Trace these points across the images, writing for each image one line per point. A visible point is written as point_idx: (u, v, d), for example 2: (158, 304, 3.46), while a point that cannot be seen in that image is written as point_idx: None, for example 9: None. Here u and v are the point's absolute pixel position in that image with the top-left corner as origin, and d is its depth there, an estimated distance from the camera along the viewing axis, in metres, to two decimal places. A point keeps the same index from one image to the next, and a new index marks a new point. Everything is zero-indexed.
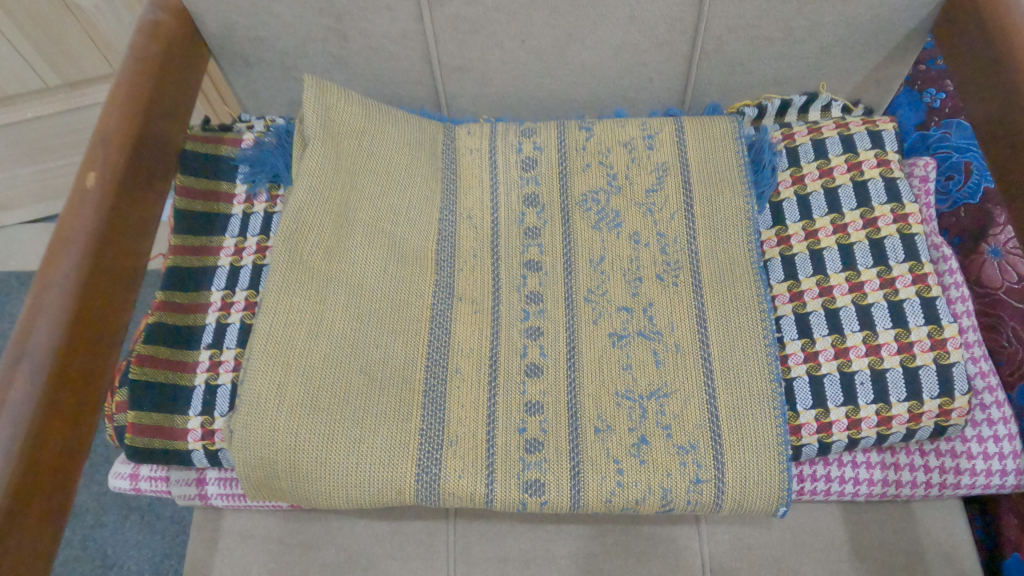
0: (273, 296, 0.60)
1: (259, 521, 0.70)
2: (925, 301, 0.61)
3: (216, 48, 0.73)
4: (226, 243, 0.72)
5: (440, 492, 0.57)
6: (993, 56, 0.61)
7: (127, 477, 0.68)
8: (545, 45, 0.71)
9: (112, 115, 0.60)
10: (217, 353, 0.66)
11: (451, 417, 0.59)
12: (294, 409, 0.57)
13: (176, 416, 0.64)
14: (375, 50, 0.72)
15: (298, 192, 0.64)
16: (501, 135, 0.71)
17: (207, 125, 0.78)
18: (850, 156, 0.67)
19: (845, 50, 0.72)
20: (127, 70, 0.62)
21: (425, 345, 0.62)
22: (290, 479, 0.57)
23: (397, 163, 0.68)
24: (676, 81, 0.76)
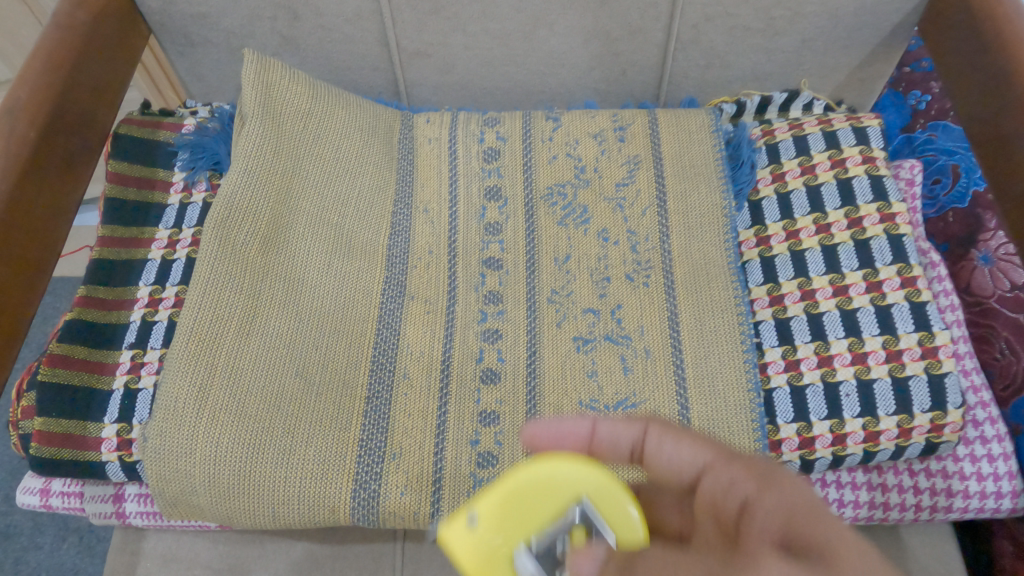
0: (197, 289, 0.53)
1: (185, 544, 0.62)
2: (914, 306, 0.56)
3: (156, 25, 0.68)
4: (159, 235, 0.66)
5: (380, 512, 0.51)
6: (982, 49, 0.57)
7: (36, 493, 0.61)
8: (511, 30, 0.66)
9: (24, 87, 0.53)
10: (140, 354, 0.60)
11: (396, 427, 0.53)
12: (217, 414, 0.50)
13: (90, 424, 0.57)
14: (327, 31, 0.67)
15: (233, 176, 0.57)
16: (462, 124, 0.66)
17: (146, 109, 0.72)
18: (833, 152, 0.63)
19: (828, 44, 0.68)
20: (47, 38, 0.56)
21: (371, 346, 0.56)
22: (209, 495, 0.50)
23: (347, 150, 0.63)
24: (651, 73, 0.72)
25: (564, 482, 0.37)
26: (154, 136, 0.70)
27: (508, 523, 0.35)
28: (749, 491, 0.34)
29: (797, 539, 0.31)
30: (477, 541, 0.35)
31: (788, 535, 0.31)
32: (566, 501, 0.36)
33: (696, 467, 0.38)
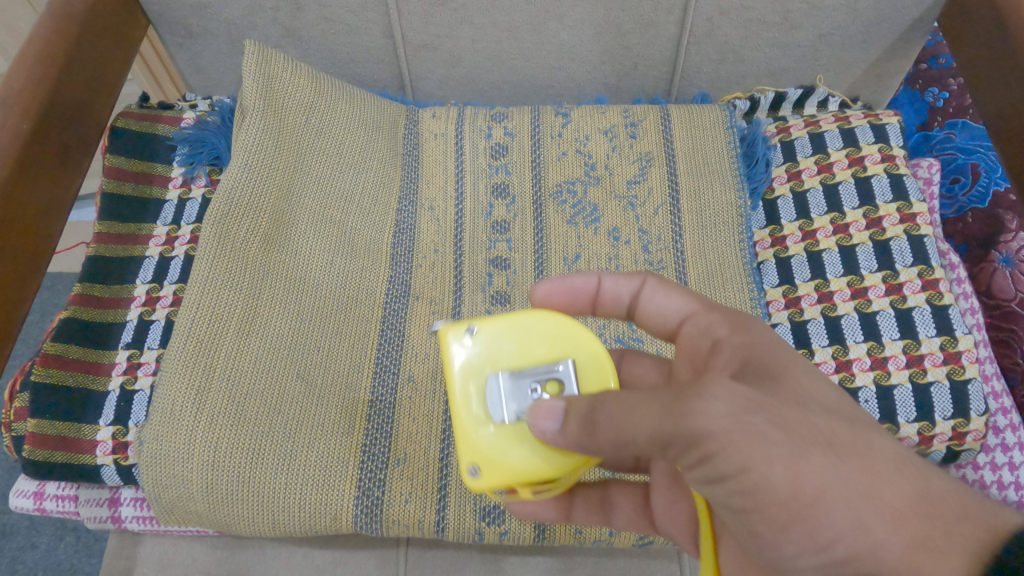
0: (196, 288, 0.51)
1: (182, 549, 0.61)
2: (935, 310, 0.54)
3: (155, 15, 0.66)
4: (157, 231, 0.64)
5: (382, 521, 0.49)
6: (1002, 43, 0.54)
7: (30, 496, 0.59)
8: (520, 22, 0.64)
9: (18, 76, 0.51)
10: (136, 354, 0.58)
11: (401, 432, 0.51)
12: (216, 418, 0.48)
13: (85, 426, 0.55)
14: (331, 22, 0.65)
15: (232, 171, 0.55)
16: (469, 119, 0.65)
17: (145, 102, 0.70)
18: (851, 150, 0.61)
19: (845, 39, 0.66)
20: (43, 27, 0.54)
21: (374, 348, 0.54)
22: (207, 502, 0.48)
23: (351, 145, 0.61)
24: (662, 68, 0.70)
25: (552, 338, 0.38)
26: (152, 130, 0.68)
27: (495, 357, 0.38)
28: (725, 333, 0.35)
29: (761, 367, 0.32)
30: (465, 364, 0.37)
31: (748, 366, 0.32)
32: (552, 355, 0.38)
33: (677, 316, 0.39)
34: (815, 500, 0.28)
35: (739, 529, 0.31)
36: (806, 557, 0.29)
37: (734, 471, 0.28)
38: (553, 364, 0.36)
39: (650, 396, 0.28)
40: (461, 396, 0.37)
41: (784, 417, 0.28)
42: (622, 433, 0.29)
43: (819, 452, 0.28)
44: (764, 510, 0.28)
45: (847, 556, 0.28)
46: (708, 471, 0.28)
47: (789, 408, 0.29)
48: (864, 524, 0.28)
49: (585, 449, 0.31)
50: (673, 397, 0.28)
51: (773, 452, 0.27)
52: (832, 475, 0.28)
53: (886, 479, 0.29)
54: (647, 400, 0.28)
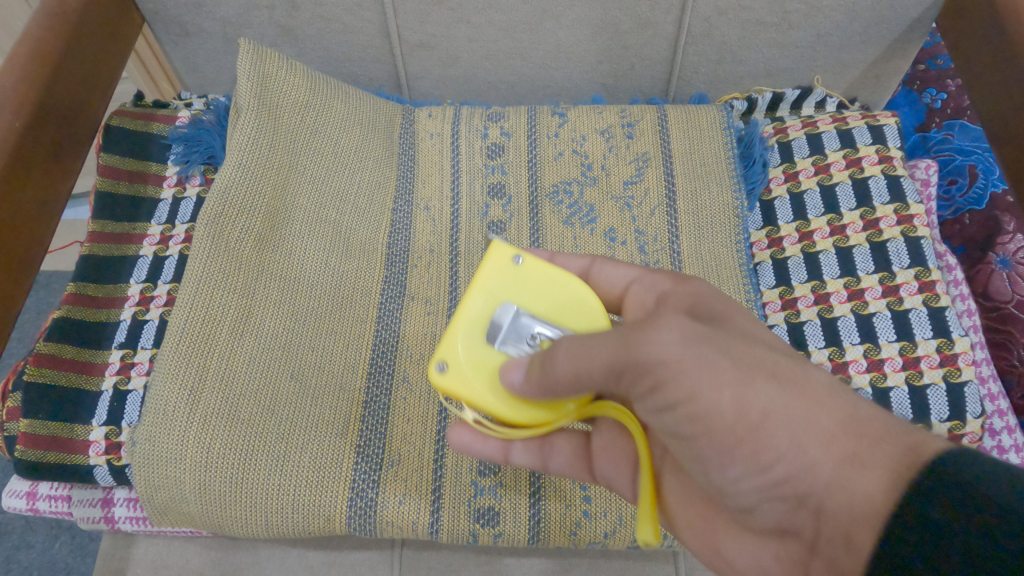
0: (189, 288, 0.51)
1: (175, 549, 0.61)
2: (932, 311, 0.54)
3: (151, 13, 0.66)
4: (151, 230, 0.64)
5: (377, 523, 0.48)
6: (1001, 43, 0.54)
7: (23, 496, 0.59)
8: (517, 22, 0.64)
9: (11, 74, 0.51)
10: (130, 354, 0.58)
11: (395, 433, 0.51)
12: (208, 419, 0.47)
13: (77, 427, 0.55)
14: (327, 21, 0.65)
15: (226, 171, 0.54)
16: (465, 118, 0.64)
17: (139, 100, 0.70)
18: (848, 152, 0.61)
19: (843, 40, 0.66)
20: (36, 25, 0.54)
21: (369, 348, 0.54)
22: (200, 503, 0.47)
23: (346, 144, 0.61)
24: (660, 68, 0.70)
25: (576, 317, 0.43)
26: (147, 129, 0.68)
27: (522, 292, 0.43)
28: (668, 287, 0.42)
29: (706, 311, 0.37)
30: (497, 280, 0.43)
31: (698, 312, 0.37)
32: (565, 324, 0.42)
33: (625, 282, 0.46)
34: (756, 422, 0.32)
35: (688, 456, 0.35)
36: (749, 478, 0.34)
37: (682, 397, 0.32)
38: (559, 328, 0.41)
39: (602, 337, 0.33)
40: (478, 295, 0.43)
41: (732, 349, 0.33)
42: (580, 368, 0.33)
43: (762, 381, 0.32)
44: (712, 433, 0.33)
45: (785, 476, 0.33)
46: (659, 398, 0.33)
47: (736, 343, 0.33)
48: (800, 446, 0.32)
49: (548, 390, 0.36)
50: (620, 335, 0.33)
51: (715, 383, 0.32)
52: (773, 399, 0.32)
53: (819, 404, 0.32)
54: (600, 341, 0.33)
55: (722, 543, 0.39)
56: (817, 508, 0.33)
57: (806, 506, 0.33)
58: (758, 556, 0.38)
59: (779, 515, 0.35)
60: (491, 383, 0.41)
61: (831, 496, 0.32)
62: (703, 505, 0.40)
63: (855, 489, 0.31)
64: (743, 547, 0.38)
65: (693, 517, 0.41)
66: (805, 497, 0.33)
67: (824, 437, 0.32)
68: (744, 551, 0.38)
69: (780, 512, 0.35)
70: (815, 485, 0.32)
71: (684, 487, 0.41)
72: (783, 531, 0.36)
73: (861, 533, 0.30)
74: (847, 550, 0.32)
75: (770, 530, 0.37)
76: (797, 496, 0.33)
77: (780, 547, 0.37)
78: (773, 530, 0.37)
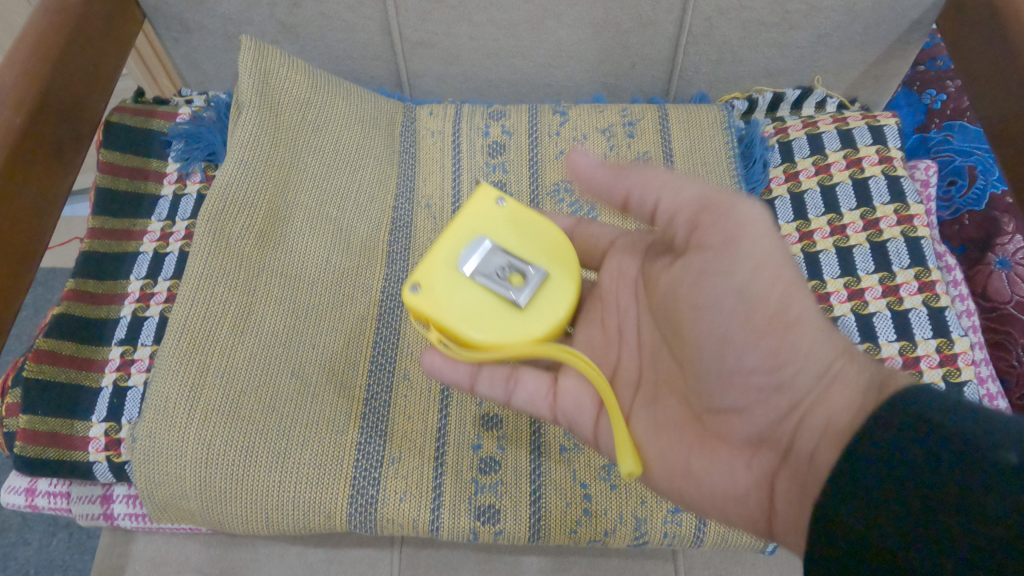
0: (190, 285, 0.51)
1: (175, 546, 0.60)
2: (932, 311, 0.54)
3: (152, 9, 0.66)
4: (151, 227, 0.64)
5: (377, 520, 0.48)
6: (1001, 43, 0.54)
7: (22, 492, 0.58)
8: (518, 20, 0.64)
9: (11, 70, 0.50)
10: (130, 350, 0.58)
11: (396, 431, 0.51)
12: (209, 416, 0.47)
13: (77, 424, 0.55)
14: (328, 19, 0.65)
15: (227, 167, 0.55)
16: (466, 117, 0.65)
17: (140, 97, 0.70)
18: (849, 152, 0.61)
19: (843, 40, 0.66)
20: (37, 22, 0.54)
21: (370, 346, 0.54)
22: (200, 499, 0.47)
23: (347, 142, 0.61)
24: (661, 68, 0.70)
25: (548, 258, 0.44)
26: (148, 126, 0.68)
27: (497, 230, 0.45)
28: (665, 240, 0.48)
29: None
30: (473, 218, 0.45)
31: None
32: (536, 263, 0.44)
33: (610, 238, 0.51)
34: (789, 319, 0.37)
35: (709, 337, 0.38)
36: (760, 371, 0.37)
37: (742, 262, 0.37)
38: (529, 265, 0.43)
39: (706, 185, 0.39)
40: (452, 230, 0.44)
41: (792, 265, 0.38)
42: (670, 195, 0.40)
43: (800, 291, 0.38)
44: (754, 310, 0.37)
45: (789, 379, 0.37)
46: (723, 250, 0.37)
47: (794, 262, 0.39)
48: (815, 354, 0.37)
49: (632, 192, 0.41)
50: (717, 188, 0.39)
51: (772, 267, 0.37)
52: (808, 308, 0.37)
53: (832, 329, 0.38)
54: (698, 185, 0.40)
55: (695, 462, 0.41)
56: (801, 417, 0.37)
57: (792, 412, 0.37)
58: (730, 472, 0.40)
59: (763, 423, 0.39)
60: (459, 311, 0.41)
61: (818, 408, 0.36)
62: (682, 427, 0.42)
63: (838, 401, 0.36)
64: (717, 464, 0.40)
65: (662, 443, 0.42)
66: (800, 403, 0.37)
67: (831, 352, 0.37)
68: (717, 469, 0.40)
69: (764, 421, 0.39)
70: (810, 393, 0.37)
71: (655, 418, 0.43)
72: (759, 443, 0.39)
73: (829, 446, 0.35)
74: (814, 459, 0.36)
75: (743, 440, 0.40)
76: (789, 403, 0.38)
77: (751, 459, 0.39)
78: (745, 442, 0.40)
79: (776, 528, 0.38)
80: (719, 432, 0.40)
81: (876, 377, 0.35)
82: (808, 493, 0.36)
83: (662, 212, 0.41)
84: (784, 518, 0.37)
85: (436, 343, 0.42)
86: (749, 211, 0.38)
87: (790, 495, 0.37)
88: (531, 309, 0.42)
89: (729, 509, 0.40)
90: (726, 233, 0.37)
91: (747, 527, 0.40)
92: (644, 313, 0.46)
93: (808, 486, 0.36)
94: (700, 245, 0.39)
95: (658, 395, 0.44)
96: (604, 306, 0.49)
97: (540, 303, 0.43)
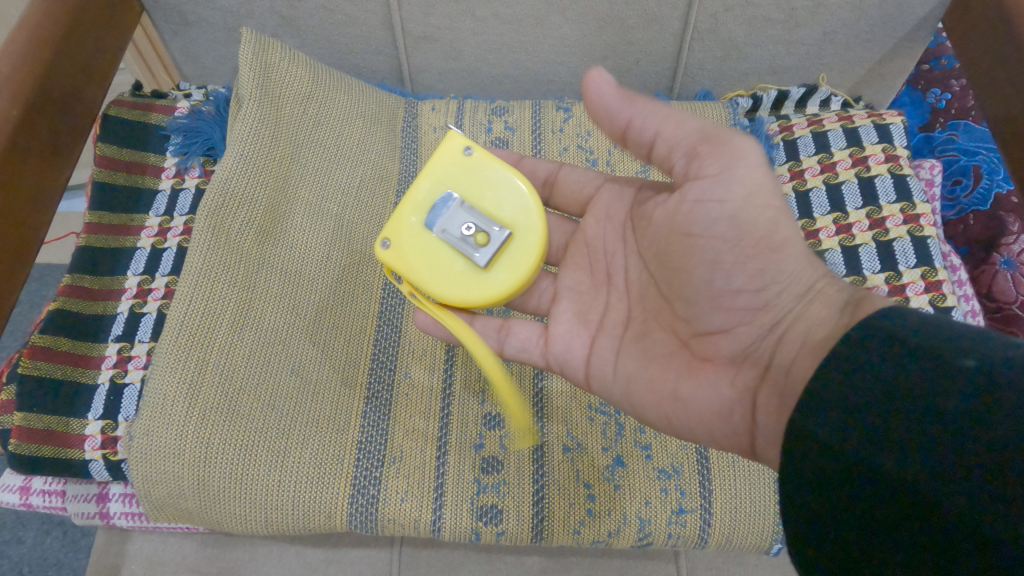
0: (189, 280, 0.50)
1: (172, 545, 0.60)
2: (939, 311, 0.54)
3: (150, 2, 0.65)
4: (149, 223, 0.63)
5: (378, 520, 0.48)
6: (1008, 40, 0.53)
7: (16, 491, 0.57)
8: (521, 15, 0.63)
9: (9, 60, 0.50)
10: (127, 347, 0.57)
11: (397, 429, 0.50)
12: (207, 413, 0.47)
13: (73, 421, 0.54)
14: (329, 12, 0.64)
15: (227, 160, 0.54)
16: (469, 112, 0.64)
17: (138, 90, 0.69)
18: (854, 150, 0.61)
19: (849, 38, 0.65)
20: (35, 11, 0.53)
21: (371, 344, 0.54)
22: (198, 498, 0.47)
23: (348, 137, 0.60)
24: (665, 64, 0.70)
25: (519, 211, 0.45)
26: (145, 119, 0.67)
27: (468, 186, 0.46)
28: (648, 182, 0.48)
29: None
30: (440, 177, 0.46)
31: None
32: (505, 218, 0.45)
33: (593, 183, 0.50)
34: (776, 242, 0.37)
35: (700, 259, 0.38)
36: (747, 291, 0.37)
37: (735, 188, 0.37)
38: (493, 223, 0.44)
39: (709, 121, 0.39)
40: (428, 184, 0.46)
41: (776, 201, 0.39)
42: (673, 126, 0.39)
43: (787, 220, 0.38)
44: (739, 237, 0.37)
45: (774, 299, 0.37)
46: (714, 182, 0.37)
47: None
48: (799, 273, 0.37)
49: (633, 124, 0.40)
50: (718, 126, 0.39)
51: (765, 195, 0.37)
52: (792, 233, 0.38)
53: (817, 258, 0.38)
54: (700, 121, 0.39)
55: (682, 387, 0.40)
56: (782, 335, 0.37)
57: (774, 329, 0.37)
58: (714, 390, 0.39)
59: (747, 341, 0.38)
60: (425, 269, 0.45)
61: (799, 323, 0.36)
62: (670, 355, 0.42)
63: (816, 315, 0.35)
64: (703, 384, 0.39)
65: (650, 373, 0.42)
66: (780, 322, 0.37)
67: (814, 273, 0.37)
68: (703, 385, 0.39)
69: (749, 339, 0.38)
70: (791, 311, 0.37)
71: (643, 352, 0.43)
72: (742, 360, 0.38)
73: (805, 357, 0.35)
74: (791, 372, 0.36)
75: (727, 359, 0.39)
76: (772, 322, 0.37)
77: (735, 377, 0.38)
78: (730, 362, 0.39)
79: (757, 443, 0.37)
80: (705, 355, 0.40)
81: (854, 296, 0.35)
82: (786, 403, 0.35)
83: (662, 144, 0.40)
84: (766, 433, 0.36)
85: (407, 294, 0.46)
86: (747, 142, 0.38)
87: (769, 408, 0.36)
88: (496, 267, 0.44)
89: (715, 428, 0.39)
90: (722, 163, 0.38)
91: (732, 447, 0.38)
92: (632, 251, 0.45)
93: (786, 397, 0.35)
94: (698, 174, 0.38)
95: (647, 330, 0.43)
96: (591, 251, 0.49)
97: (505, 260, 0.44)
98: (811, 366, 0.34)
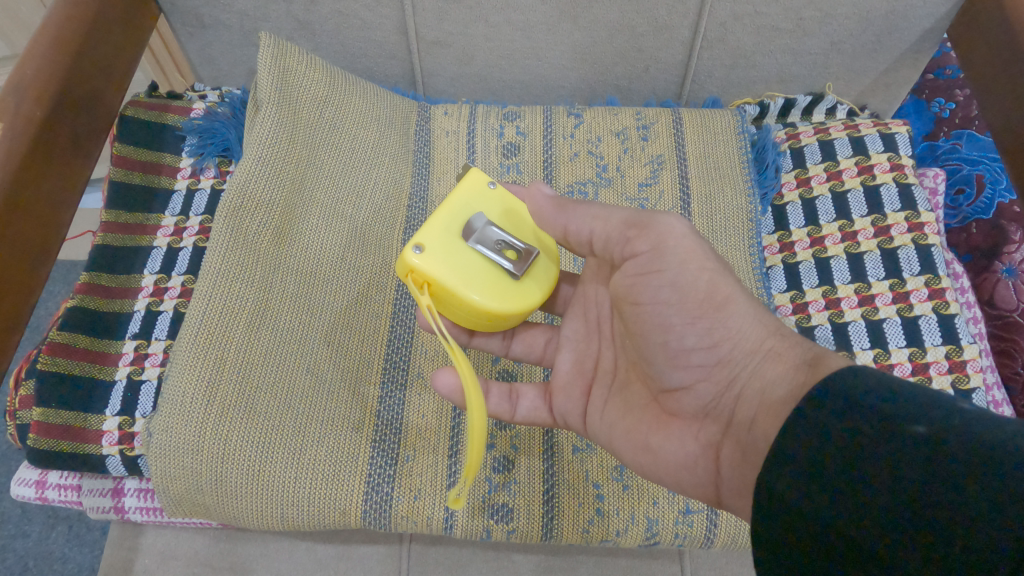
0: (208, 279, 0.51)
1: (183, 540, 0.61)
2: (942, 318, 0.55)
3: (168, 5, 0.66)
4: (164, 222, 0.64)
5: (392, 517, 0.49)
6: (1011, 51, 0.54)
7: (32, 484, 0.59)
8: (534, 21, 0.64)
9: (32, 63, 0.50)
10: (144, 345, 0.58)
11: (409, 430, 0.51)
12: (225, 411, 0.48)
13: (91, 416, 0.55)
14: (345, 17, 0.65)
15: (246, 162, 0.55)
16: (481, 117, 0.65)
17: (154, 91, 0.70)
18: (860, 159, 0.62)
19: (855, 48, 0.66)
20: (57, 14, 0.54)
21: (384, 345, 0.54)
22: (215, 493, 0.48)
23: (364, 140, 0.61)
24: (674, 72, 0.71)
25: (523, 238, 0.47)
26: (162, 120, 0.68)
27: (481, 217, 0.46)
28: None
29: None
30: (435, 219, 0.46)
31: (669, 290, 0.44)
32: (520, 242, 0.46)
33: None
34: (719, 300, 0.39)
35: (651, 326, 0.40)
36: (699, 349, 0.39)
37: (671, 258, 0.40)
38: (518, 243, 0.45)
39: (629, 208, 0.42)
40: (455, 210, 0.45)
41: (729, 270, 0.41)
42: (601, 224, 0.42)
43: (730, 277, 0.40)
44: (683, 300, 0.39)
45: (727, 356, 0.39)
46: (648, 255, 0.40)
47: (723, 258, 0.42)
48: (747, 329, 0.39)
49: (569, 230, 0.44)
50: (642, 210, 0.42)
51: (698, 259, 0.40)
52: (737, 293, 0.40)
53: (768, 315, 0.40)
54: (620, 211, 0.42)
55: (652, 440, 0.42)
56: (739, 391, 0.38)
57: (731, 387, 0.39)
58: (680, 443, 0.41)
59: (707, 399, 0.40)
60: (460, 275, 0.43)
61: (752, 380, 0.38)
62: (646, 407, 0.44)
63: (770, 374, 0.37)
64: (670, 437, 0.42)
65: (627, 424, 0.44)
66: (734, 378, 0.39)
67: (763, 332, 0.39)
68: (670, 439, 0.41)
69: (708, 395, 0.40)
70: (745, 368, 0.38)
71: (624, 403, 0.45)
72: (704, 416, 0.40)
73: (765, 416, 0.36)
74: (753, 428, 0.37)
75: (691, 414, 0.41)
76: (728, 378, 0.39)
77: (698, 432, 0.41)
78: (693, 416, 0.41)
79: (722, 494, 0.39)
80: (672, 410, 0.42)
81: (808, 355, 0.37)
82: (748, 460, 0.37)
83: (596, 242, 0.43)
84: (729, 483, 0.38)
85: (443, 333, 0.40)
86: (672, 220, 0.41)
87: (731, 464, 0.38)
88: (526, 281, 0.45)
89: (683, 478, 0.41)
90: (652, 241, 0.40)
91: (698, 495, 0.41)
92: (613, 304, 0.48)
93: (748, 453, 0.37)
94: (632, 252, 0.41)
95: (629, 382, 0.46)
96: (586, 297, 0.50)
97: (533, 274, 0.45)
98: (772, 427, 0.35)
